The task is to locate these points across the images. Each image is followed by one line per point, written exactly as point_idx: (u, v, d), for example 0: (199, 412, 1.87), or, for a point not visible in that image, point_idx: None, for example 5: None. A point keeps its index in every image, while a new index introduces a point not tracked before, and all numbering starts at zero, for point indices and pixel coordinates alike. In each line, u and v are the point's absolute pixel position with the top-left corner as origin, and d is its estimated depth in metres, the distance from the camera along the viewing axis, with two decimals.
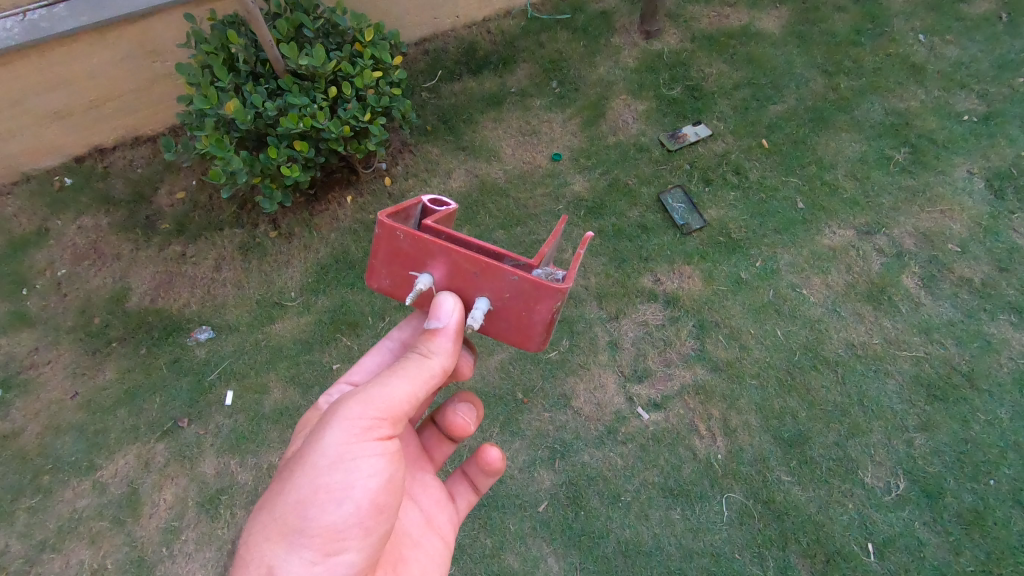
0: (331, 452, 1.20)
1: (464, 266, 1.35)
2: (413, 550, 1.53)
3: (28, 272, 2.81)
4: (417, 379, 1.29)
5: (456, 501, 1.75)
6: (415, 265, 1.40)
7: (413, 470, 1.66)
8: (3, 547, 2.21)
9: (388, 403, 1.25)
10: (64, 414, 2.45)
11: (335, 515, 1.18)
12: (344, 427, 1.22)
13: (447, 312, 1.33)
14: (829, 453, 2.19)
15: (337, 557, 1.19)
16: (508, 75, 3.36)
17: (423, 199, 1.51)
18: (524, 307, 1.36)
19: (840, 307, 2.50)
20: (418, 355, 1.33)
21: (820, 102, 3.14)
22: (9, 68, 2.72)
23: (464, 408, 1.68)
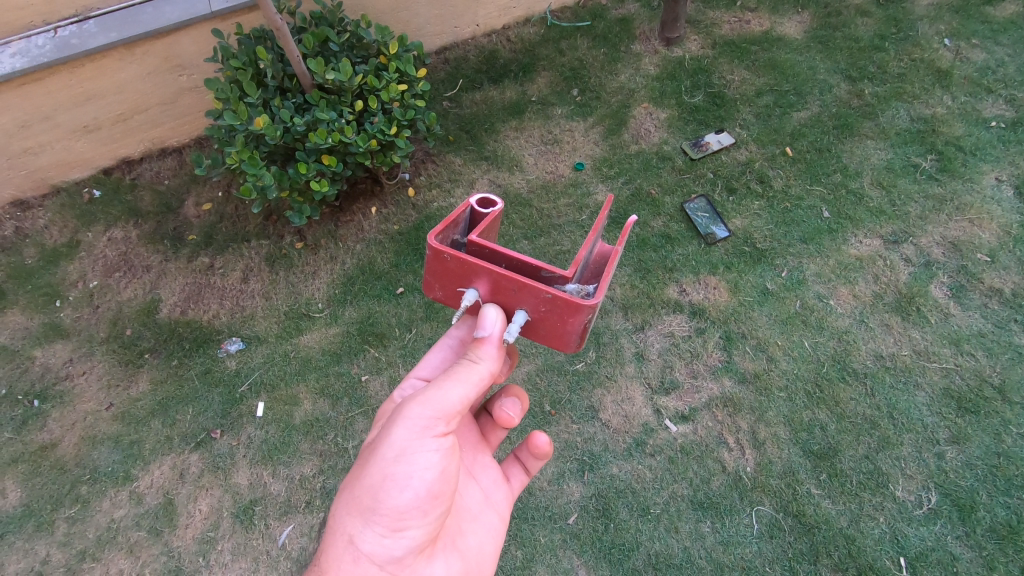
0: (394, 447, 1.26)
1: (503, 281, 1.32)
2: (471, 523, 1.56)
3: (61, 284, 2.87)
4: (471, 383, 1.31)
5: (510, 482, 1.76)
6: (460, 281, 1.38)
7: (471, 454, 1.68)
8: (44, 556, 2.26)
9: (444, 405, 1.28)
10: (99, 425, 2.51)
11: (399, 502, 1.24)
12: (406, 425, 1.27)
13: (490, 323, 1.34)
14: (859, 466, 2.20)
15: (403, 535, 1.27)
16: (529, 84, 3.37)
17: (470, 204, 1.48)
18: (560, 320, 1.33)
19: (868, 318, 2.49)
20: (467, 360, 1.34)
21: (844, 108, 3.12)
22: (41, 84, 2.76)
23: (510, 402, 1.65)
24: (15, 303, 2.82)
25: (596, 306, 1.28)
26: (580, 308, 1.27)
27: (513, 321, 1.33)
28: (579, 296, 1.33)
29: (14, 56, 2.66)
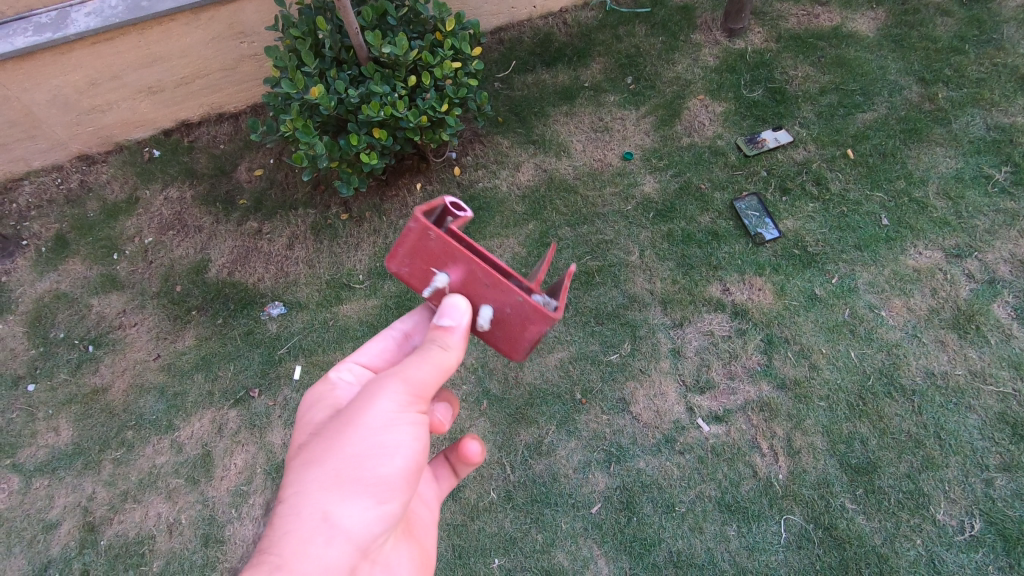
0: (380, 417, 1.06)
1: (478, 274, 1.28)
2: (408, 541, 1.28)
3: (119, 238, 2.99)
4: (444, 368, 1.18)
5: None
6: (432, 263, 1.30)
7: None
8: (90, 493, 2.38)
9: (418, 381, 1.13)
10: (147, 374, 2.62)
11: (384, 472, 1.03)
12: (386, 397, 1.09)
13: (458, 311, 1.24)
14: (899, 485, 2.11)
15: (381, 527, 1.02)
16: (582, 69, 3.31)
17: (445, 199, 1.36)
18: (521, 325, 1.31)
19: (921, 333, 2.38)
20: (436, 345, 1.19)
21: (914, 111, 2.97)
22: (111, 44, 2.86)
23: (439, 408, 1.35)
24: (77, 253, 2.97)
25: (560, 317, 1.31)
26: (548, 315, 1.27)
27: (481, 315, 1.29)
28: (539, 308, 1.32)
29: (89, 16, 2.75)
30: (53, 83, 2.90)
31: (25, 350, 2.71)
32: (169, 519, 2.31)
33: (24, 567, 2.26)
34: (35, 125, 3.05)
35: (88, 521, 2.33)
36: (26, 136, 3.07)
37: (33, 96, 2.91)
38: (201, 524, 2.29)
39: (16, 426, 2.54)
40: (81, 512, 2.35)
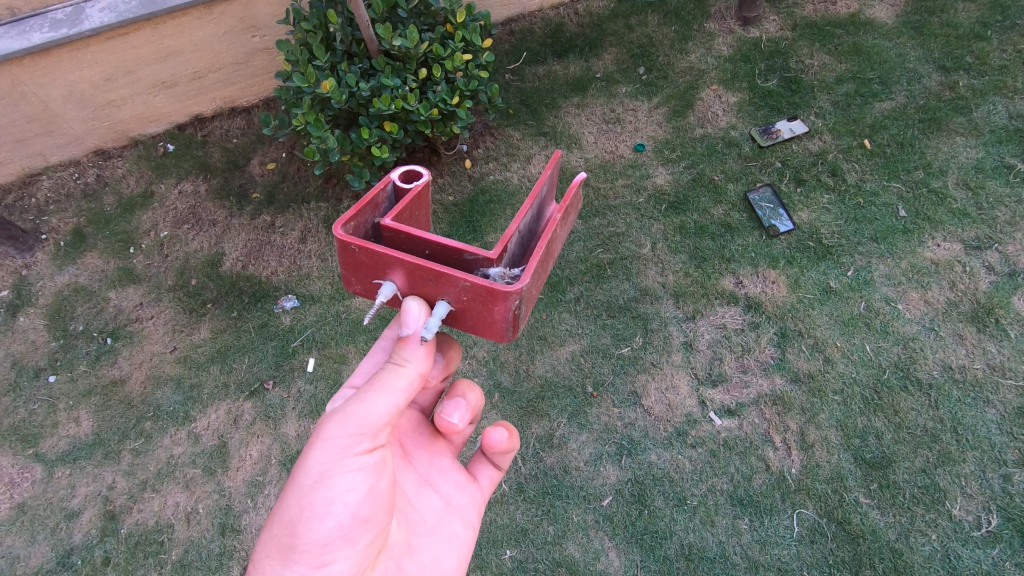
0: (314, 473, 1.24)
1: (418, 271, 1.20)
2: (426, 536, 1.53)
3: (135, 232, 3.03)
4: (399, 391, 1.26)
5: (478, 481, 1.70)
6: (375, 274, 1.26)
7: (427, 460, 1.62)
8: (110, 482, 2.43)
9: (364, 422, 1.24)
10: (164, 366, 2.66)
11: (319, 529, 1.23)
12: (325, 449, 1.24)
13: (413, 318, 1.23)
14: (915, 480, 2.09)
15: (328, 568, 1.27)
16: (594, 59, 3.28)
17: (391, 178, 1.35)
18: (485, 308, 1.19)
19: (939, 326, 2.35)
20: (392, 365, 1.28)
21: (933, 100, 2.91)
22: (126, 39, 2.88)
23: (454, 409, 1.53)
24: (95, 247, 3.01)
25: (525, 291, 1.15)
26: (504, 294, 1.13)
27: (434, 315, 1.22)
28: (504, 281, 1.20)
29: (103, 11, 2.77)
30: (69, 78, 2.93)
31: (45, 342, 2.77)
32: (187, 509, 2.35)
33: (48, 554, 2.32)
34: (52, 121, 3.08)
35: (109, 509, 2.38)
36: (43, 131, 3.11)
37: (50, 91, 2.94)
38: (218, 514, 2.33)
39: (38, 416, 2.60)
40: (101, 501, 2.40)
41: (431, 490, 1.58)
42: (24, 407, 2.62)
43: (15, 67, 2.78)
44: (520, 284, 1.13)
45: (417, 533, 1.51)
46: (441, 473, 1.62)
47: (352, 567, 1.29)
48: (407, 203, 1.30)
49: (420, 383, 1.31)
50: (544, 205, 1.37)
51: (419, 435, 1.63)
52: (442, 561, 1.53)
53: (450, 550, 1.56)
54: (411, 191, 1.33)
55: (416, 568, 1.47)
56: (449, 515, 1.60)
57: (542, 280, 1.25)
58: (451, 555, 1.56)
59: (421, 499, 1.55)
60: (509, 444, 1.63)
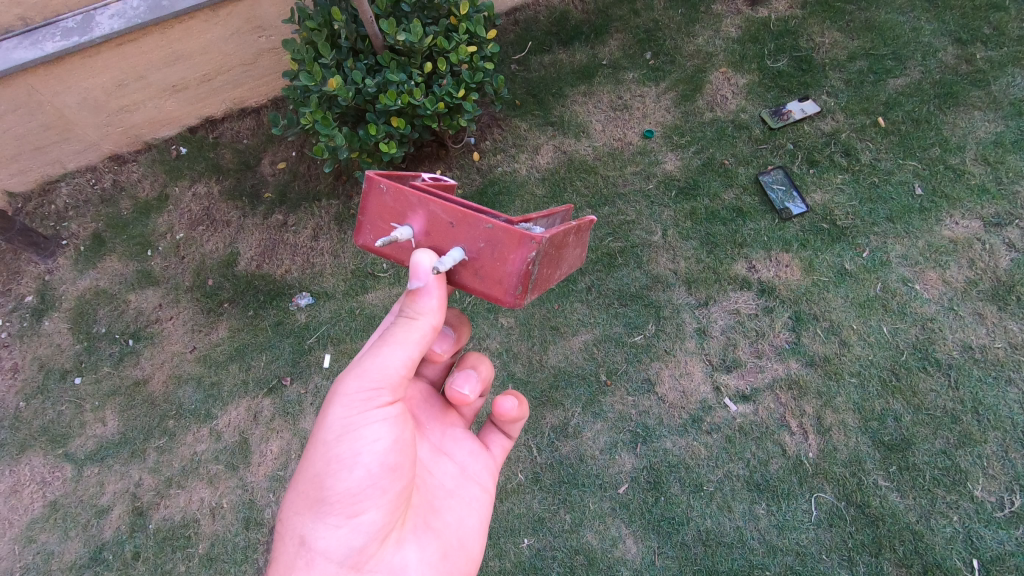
0: (337, 426, 1.27)
1: (441, 216, 1.25)
2: (447, 500, 1.54)
3: (152, 235, 3.09)
4: (413, 344, 1.27)
5: (491, 450, 1.75)
6: (395, 219, 1.30)
7: (439, 431, 1.65)
8: (137, 479, 2.50)
9: (381, 374, 1.26)
10: (185, 366, 2.72)
11: (348, 480, 1.25)
12: (345, 403, 1.27)
13: (424, 270, 1.23)
14: (935, 462, 2.07)
15: (359, 520, 1.27)
16: (600, 46, 3.25)
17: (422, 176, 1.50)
18: (499, 260, 1.24)
19: (958, 306, 2.31)
20: (405, 319, 1.29)
21: (949, 74, 2.84)
22: (136, 45, 2.92)
23: (462, 380, 1.56)
24: (114, 251, 3.08)
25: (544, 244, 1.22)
26: (525, 236, 1.20)
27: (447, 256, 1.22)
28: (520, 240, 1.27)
29: (114, 18, 2.82)
30: (83, 86, 2.98)
31: (70, 345, 2.84)
32: (212, 503, 2.41)
33: (81, 550, 2.40)
34: (68, 128, 3.14)
35: (137, 506, 2.44)
36: (60, 139, 3.17)
37: (64, 99, 2.99)
38: (242, 508, 2.38)
39: (66, 417, 2.67)
40: (129, 497, 2.47)
41: (446, 458, 1.61)
42: (52, 409, 2.70)
43: (30, 77, 2.83)
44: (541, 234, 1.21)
45: (438, 496, 1.52)
46: (454, 442, 1.66)
47: (384, 517, 1.30)
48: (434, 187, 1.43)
49: (432, 337, 1.31)
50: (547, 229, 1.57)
51: (430, 407, 1.67)
52: (466, 521, 1.54)
53: (472, 511, 1.57)
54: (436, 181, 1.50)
55: (443, 527, 1.48)
56: (466, 480, 1.61)
57: (549, 260, 1.33)
58: (474, 516, 1.57)
59: (437, 466, 1.57)
60: (519, 411, 1.65)
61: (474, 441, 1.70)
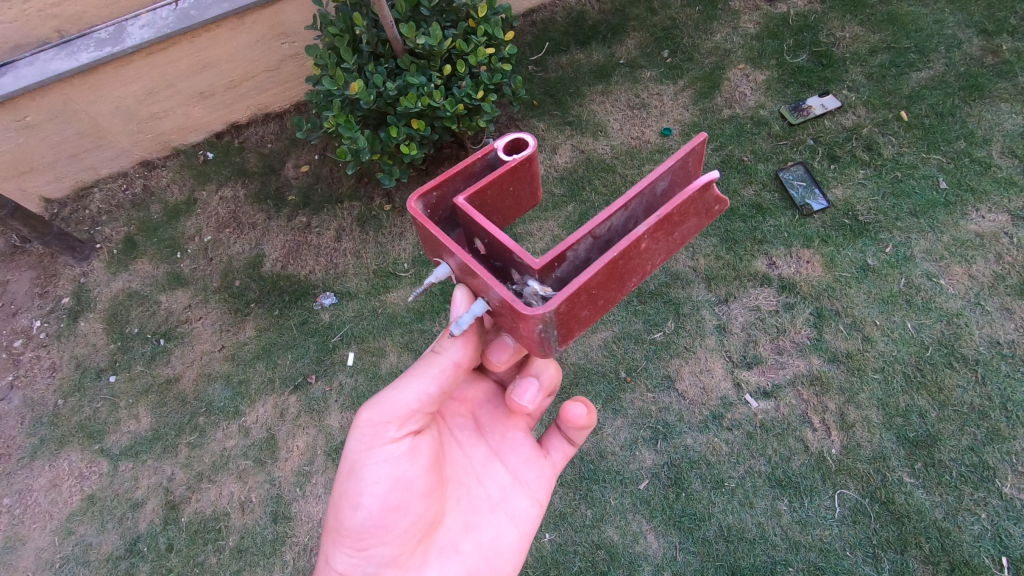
0: (350, 461, 1.37)
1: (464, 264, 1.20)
2: (490, 513, 1.57)
3: (181, 238, 3.19)
4: (428, 377, 1.35)
5: (550, 457, 1.73)
6: (437, 253, 1.30)
7: (499, 434, 1.68)
8: (170, 474, 2.58)
9: (393, 411, 1.34)
10: (214, 364, 2.80)
11: (353, 516, 1.34)
12: (359, 440, 1.37)
13: (456, 306, 1.29)
14: (962, 458, 2.04)
15: (370, 552, 1.37)
16: (617, 45, 3.26)
17: (496, 147, 1.31)
18: (514, 322, 1.15)
19: (985, 301, 2.28)
20: (429, 352, 1.37)
21: (974, 66, 2.79)
22: (164, 54, 3.02)
23: (526, 389, 1.55)
24: (145, 254, 3.18)
25: (552, 315, 1.06)
26: (523, 315, 1.07)
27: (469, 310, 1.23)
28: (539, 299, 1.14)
29: (144, 28, 2.93)
30: (115, 95, 3.10)
31: (105, 345, 2.94)
32: (241, 497, 2.47)
33: (117, 542, 2.47)
34: (101, 135, 3.26)
35: (169, 499, 2.52)
36: (94, 146, 3.30)
37: (98, 108, 3.12)
38: (270, 502, 2.44)
39: (102, 414, 2.77)
40: (163, 491, 2.54)
41: (499, 465, 1.64)
42: (88, 406, 2.80)
43: (66, 87, 2.95)
44: (543, 308, 1.05)
45: (479, 510, 1.56)
46: (511, 448, 1.68)
47: (393, 550, 1.38)
48: (494, 182, 1.27)
49: (454, 372, 1.37)
50: (664, 195, 1.25)
51: (493, 408, 1.70)
52: (502, 539, 1.56)
53: (512, 528, 1.59)
54: (504, 166, 1.28)
55: (474, 547, 1.51)
56: (515, 491, 1.63)
57: (597, 294, 1.15)
58: (512, 534, 1.58)
59: (488, 474, 1.61)
60: (585, 420, 1.64)
61: (533, 448, 1.71)
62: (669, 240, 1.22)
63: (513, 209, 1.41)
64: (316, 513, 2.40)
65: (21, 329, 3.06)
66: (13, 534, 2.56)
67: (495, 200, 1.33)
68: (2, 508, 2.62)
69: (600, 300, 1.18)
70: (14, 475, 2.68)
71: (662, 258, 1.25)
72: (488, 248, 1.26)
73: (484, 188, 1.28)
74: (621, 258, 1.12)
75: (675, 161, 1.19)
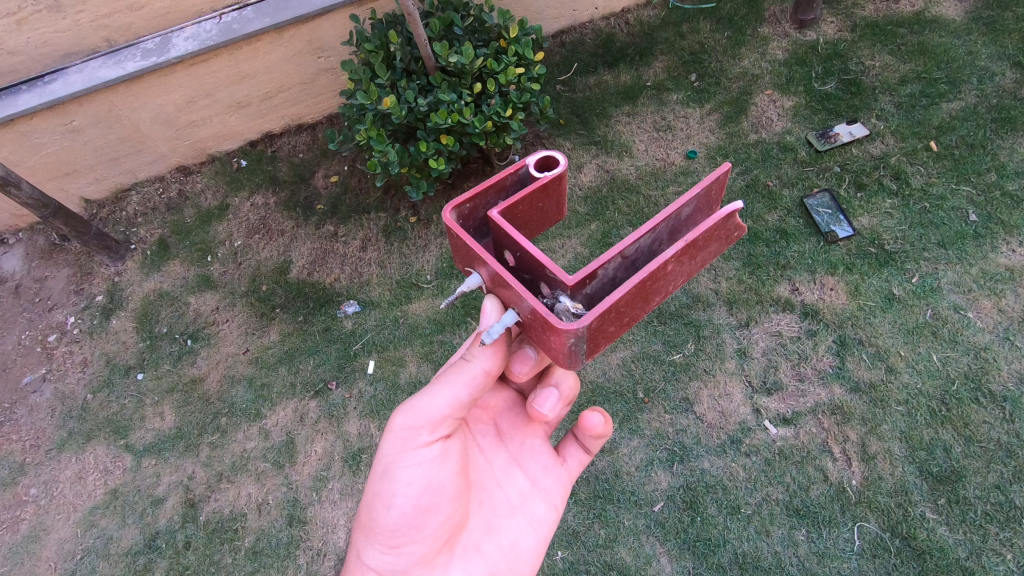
0: (383, 462, 1.40)
1: (497, 275, 1.23)
2: (510, 517, 1.60)
3: (212, 242, 3.28)
4: (459, 385, 1.37)
5: (567, 464, 1.75)
6: (468, 263, 1.33)
7: (518, 441, 1.70)
8: (191, 472, 2.63)
9: (426, 416, 1.37)
10: (238, 366, 2.87)
11: (387, 514, 1.37)
12: (392, 442, 1.39)
13: (487, 316, 1.32)
14: (987, 496, 1.99)
15: (401, 549, 1.39)
16: (645, 68, 3.31)
17: (527, 163, 1.35)
18: (544, 334, 1.18)
19: (1014, 336, 2.24)
20: (460, 359, 1.39)
21: (1007, 99, 2.78)
22: (205, 65, 3.14)
23: (547, 397, 1.57)
24: (177, 256, 3.28)
25: (584, 330, 1.09)
26: (557, 329, 1.09)
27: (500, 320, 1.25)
28: (570, 313, 1.16)
29: (188, 40, 3.05)
30: (157, 102, 3.23)
31: (135, 343, 3.03)
32: (259, 499, 2.51)
33: (136, 537, 2.53)
34: (141, 141, 3.39)
35: (189, 498, 2.57)
36: (134, 150, 3.42)
37: (140, 114, 3.25)
38: (286, 505, 2.48)
39: (129, 410, 2.85)
40: (183, 489, 2.59)
41: (518, 470, 1.66)
42: (116, 402, 2.88)
43: (111, 93, 3.09)
44: (576, 324, 1.08)
45: (500, 513, 1.59)
46: (531, 454, 1.69)
47: (423, 548, 1.40)
48: (526, 197, 1.30)
49: (484, 379, 1.39)
50: (687, 219, 1.27)
51: (514, 416, 1.72)
52: (522, 543, 1.59)
53: (531, 532, 1.61)
54: (536, 183, 1.32)
55: (495, 548, 1.55)
56: (533, 496, 1.65)
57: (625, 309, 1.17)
58: (531, 539, 1.61)
59: (508, 478, 1.64)
60: (603, 429, 1.65)
61: (550, 454, 1.73)
62: (692, 264, 1.25)
63: (541, 223, 1.45)
64: (331, 518, 2.42)
65: (56, 324, 3.18)
66: (38, 524, 2.63)
67: (524, 215, 1.36)
68: (29, 498, 2.70)
69: (626, 317, 1.20)
70: (42, 466, 2.76)
71: (684, 279, 1.28)
72: (517, 260, 1.28)
73: (516, 202, 1.31)
74: (649, 279, 1.14)
75: (700, 189, 1.21)
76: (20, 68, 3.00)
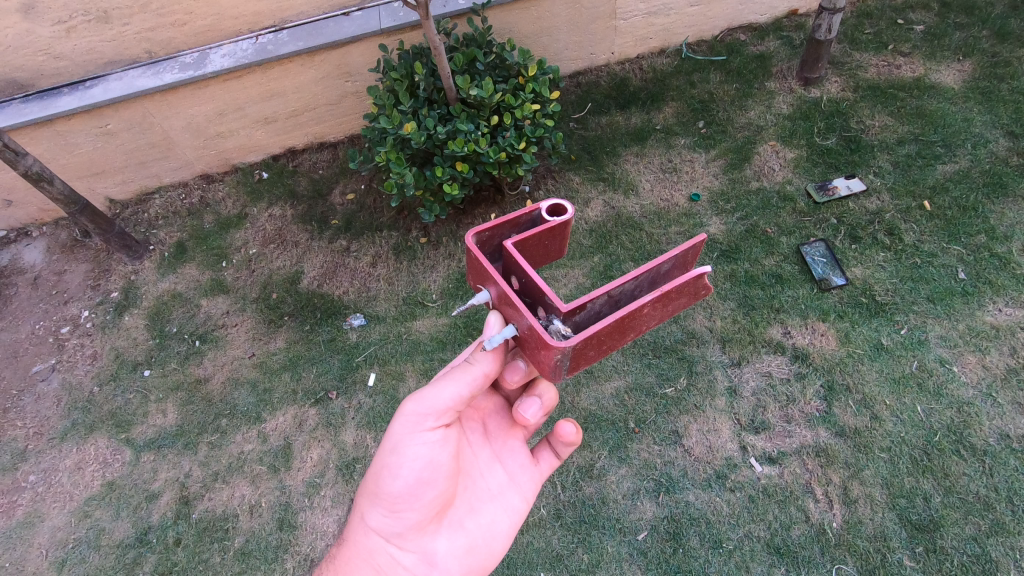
0: (392, 439, 1.47)
1: (504, 293, 1.32)
2: (489, 502, 1.68)
3: (228, 248, 3.40)
4: (463, 383, 1.44)
5: (541, 465, 1.82)
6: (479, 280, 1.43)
7: (500, 439, 1.76)
8: (187, 470, 2.69)
9: (433, 405, 1.44)
10: (242, 369, 2.95)
11: (391, 485, 1.45)
12: (403, 423, 1.46)
13: (489, 329, 1.40)
14: (964, 547, 2.03)
15: (400, 516, 1.48)
16: (655, 112, 3.46)
17: (540, 207, 1.46)
18: (537, 348, 1.26)
19: (997, 393, 2.30)
20: (466, 360, 1.46)
21: (999, 165, 2.90)
22: (238, 81, 3.30)
23: (530, 405, 1.62)
24: (193, 259, 3.40)
25: (569, 349, 1.18)
26: (548, 346, 1.18)
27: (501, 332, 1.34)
28: (561, 336, 1.25)
29: (224, 57, 3.22)
30: (189, 112, 3.39)
31: (144, 340, 3.12)
32: (251, 501, 2.56)
33: (128, 530, 2.57)
34: (170, 148, 3.55)
35: (184, 495, 2.62)
36: (162, 156, 3.58)
37: (172, 123, 3.41)
38: (278, 509, 2.52)
39: (133, 405, 2.92)
40: (178, 486, 2.65)
41: (499, 465, 1.73)
42: (121, 396, 2.96)
43: (147, 102, 3.26)
44: (565, 342, 1.17)
45: (480, 498, 1.67)
46: (511, 452, 1.76)
47: (419, 517, 1.50)
48: (537, 234, 1.40)
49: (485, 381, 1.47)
50: (666, 273, 1.36)
51: (500, 417, 1.79)
52: (498, 526, 1.67)
53: (505, 518, 1.68)
54: (545, 225, 1.42)
55: (475, 527, 1.63)
56: (510, 488, 1.73)
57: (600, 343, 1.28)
58: (506, 523, 1.68)
59: (489, 471, 1.71)
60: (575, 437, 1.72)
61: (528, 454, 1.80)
62: (666, 309, 1.35)
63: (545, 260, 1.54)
64: (321, 525, 2.47)
65: (70, 316, 3.28)
66: (33, 510, 2.67)
67: (531, 252, 1.46)
68: (27, 484, 2.75)
69: (605, 347, 1.29)
70: (43, 453, 2.82)
71: (660, 322, 1.37)
72: (522, 284, 1.38)
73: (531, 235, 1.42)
74: (627, 317, 1.24)
75: (683, 249, 1.31)
76: (64, 72, 3.18)
